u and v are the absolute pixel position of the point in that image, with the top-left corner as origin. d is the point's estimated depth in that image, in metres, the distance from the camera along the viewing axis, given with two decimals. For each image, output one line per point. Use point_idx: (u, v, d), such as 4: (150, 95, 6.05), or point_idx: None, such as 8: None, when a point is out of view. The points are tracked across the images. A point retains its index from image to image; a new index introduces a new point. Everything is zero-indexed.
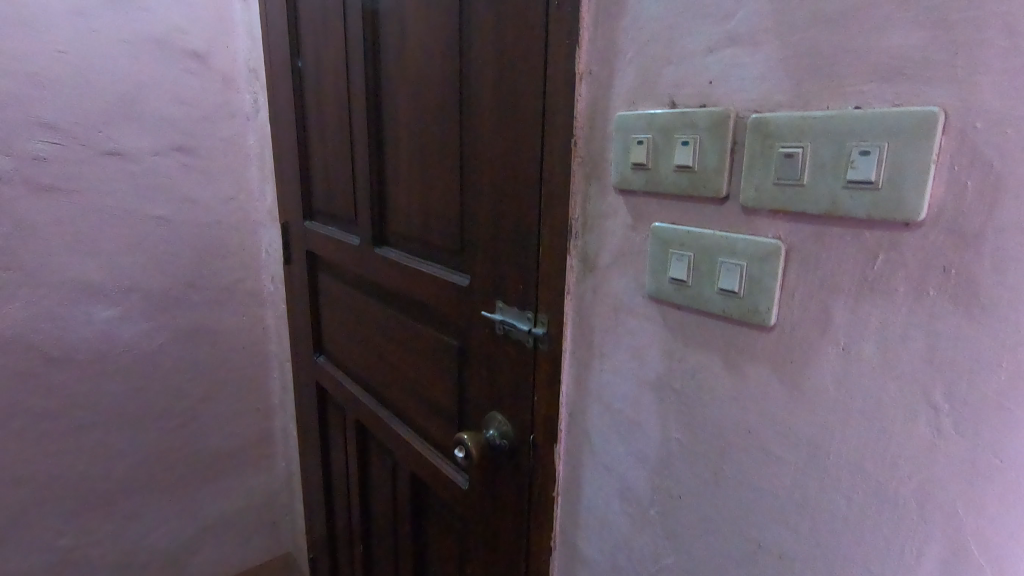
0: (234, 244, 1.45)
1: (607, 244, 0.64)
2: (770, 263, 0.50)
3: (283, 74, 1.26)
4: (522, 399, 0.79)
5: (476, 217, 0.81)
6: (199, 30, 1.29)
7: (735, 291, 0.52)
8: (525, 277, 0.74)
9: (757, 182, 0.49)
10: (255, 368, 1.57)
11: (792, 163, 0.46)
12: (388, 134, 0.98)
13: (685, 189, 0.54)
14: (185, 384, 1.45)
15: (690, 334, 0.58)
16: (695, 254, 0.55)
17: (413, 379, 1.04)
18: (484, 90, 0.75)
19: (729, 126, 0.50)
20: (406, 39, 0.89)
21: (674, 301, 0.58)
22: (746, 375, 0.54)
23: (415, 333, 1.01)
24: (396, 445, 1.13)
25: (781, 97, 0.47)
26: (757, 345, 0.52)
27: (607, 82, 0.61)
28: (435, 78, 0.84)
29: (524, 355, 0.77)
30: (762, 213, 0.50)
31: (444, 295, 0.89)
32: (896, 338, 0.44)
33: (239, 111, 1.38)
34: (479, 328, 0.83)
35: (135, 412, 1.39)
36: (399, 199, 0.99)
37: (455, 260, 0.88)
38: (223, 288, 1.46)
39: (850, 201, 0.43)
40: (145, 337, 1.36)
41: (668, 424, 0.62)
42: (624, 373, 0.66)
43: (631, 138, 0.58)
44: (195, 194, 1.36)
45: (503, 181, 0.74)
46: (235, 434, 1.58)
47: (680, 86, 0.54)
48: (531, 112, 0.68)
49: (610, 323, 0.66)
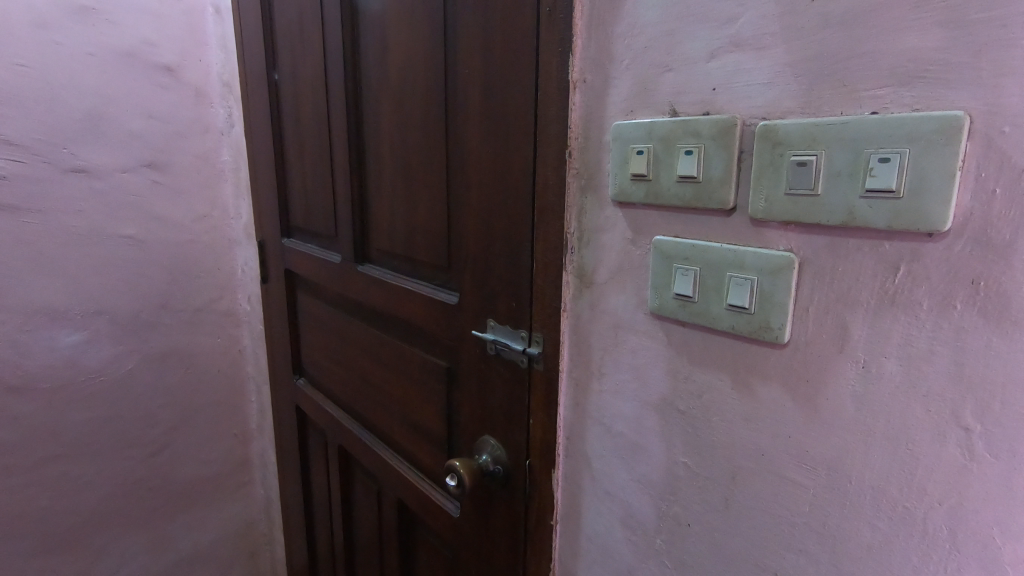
0: (208, 263, 1.39)
1: (605, 258, 0.61)
2: (783, 276, 0.47)
3: (259, 87, 1.23)
4: (516, 422, 0.75)
5: (463, 231, 0.77)
6: (170, 43, 1.24)
7: (746, 307, 0.49)
8: (517, 295, 0.70)
9: (767, 192, 0.47)
10: (230, 391, 1.51)
11: (805, 173, 0.44)
12: (370, 148, 0.95)
13: (689, 201, 0.52)
14: (157, 410, 1.38)
15: (696, 352, 0.55)
16: (700, 269, 0.52)
17: (398, 402, 1.00)
18: (470, 101, 0.72)
19: (735, 133, 0.48)
20: (388, 51, 0.86)
21: (679, 318, 0.55)
22: (758, 396, 0.51)
23: (400, 354, 0.97)
24: (381, 470, 1.08)
25: (789, 103, 0.45)
26: (769, 364, 0.50)
27: (602, 90, 0.58)
28: (418, 90, 0.81)
29: (517, 376, 0.73)
30: (771, 225, 0.48)
31: (431, 314, 0.86)
32: (920, 354, 0.41)
33: (212, 126, 1.34)
34: (469, 348, 0.80)
35: (103, 442, 1.32)
36: (382, 215, 0.95)
37: (442, 277, 0.84)
38: (197, 309, 1.40)
39: (869, 211, 0.41)
40: (114, 362, 1.29)
41: (673, 448, 0.59)
42: (626, 394, 0.62)
43: (630, 148, 0.56)
44: (166, 212, 1.30)
45: (492, 195, 0.71)
46: (210, 461, 1.51)
47: (681, 94, 0.52)
48: (522, 123, 0.65)
49: (609, 342, 0.63)
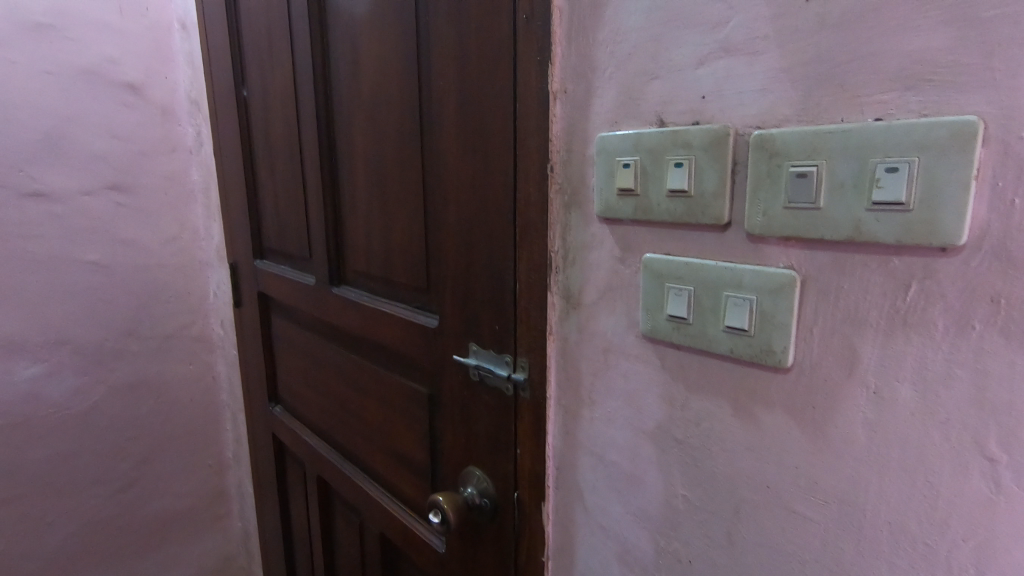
0: (178, 288, 1.33)
1: (593, 277, 0.58)
2: (784, 296, 0.44)
3: (227, 104, 1.18)
4: (502, 452, 0.71)
5: (441, 250, 0.73)
6: (134, 60, 1.19)
7: (745, 329, 0.46)
8: (501, 318, 0.67)
9: (764, 206, 0.43)
10: (203, 420, 1.44)
11: (805, 184, 0.41)
12: (343, 165, 0.91)
13: (680, 216, 0.49)
14: (124, 443, 1.31)
15: (692, 378, 0.52)
16: (694, 288, 0.49)
17: (378, 430, 0.95)
18: (446, 114, 0.68)
19: (729, 144, 0.45)
20: (360, 64, 0.82)
21: (674, 341, 0.51)
22: (761, 423, 0.47)
23: (379, 379, 0.92)
24: (362, 503, 1.02)
25: (786, 110, 0.42)
26: (773, 390, 0.46)
27: (585, 101, 0.55)
28: (392, 104, 0.77)
29: (503, 403, 0.69)
30: (770, 240, 0.44)
31: (410, 338, 0.81)
32: (936, 378, 0.38)
33: (180, 145, 1.29)
34: (452, 373, 0.76)
35: (66, 480, 1.24)
36: (357, 234, 0.91)
37: (422, 299, 0.80)
38: (166, 336, 1.34)
39: (876, 225, 0.38)
40: (77, 395, 1.22)
41: (671, 479, 0.55)
42: (618, 422, 0.59)
43: (616, 161, 0.53)
44: (132, 235, 1.24)
45: (472, 212, 0.67)
46: (184, 494, 1.44)
47: (669, 103, 0.49)
48: (501, 137, 0.62)
49: (599, 366, 0.59)
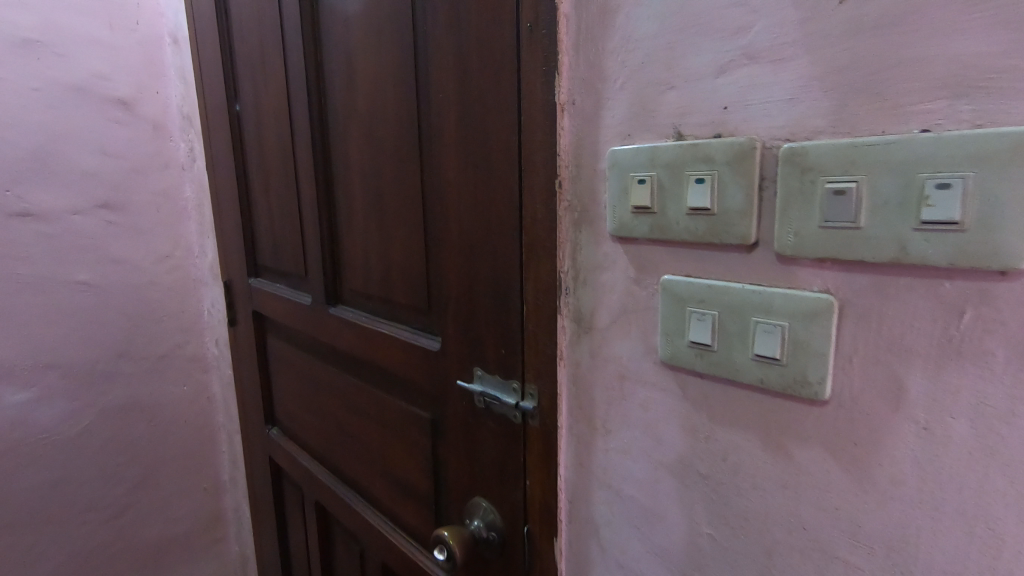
0: (171, 308, 1.29)
1: (605, 299, 0.54)
2: (820, 323, 0.40)
3: (220, 119, 1.15)
4: (510, 483, 0.67)
5: (443, 269, 0.70)
6: (125, 76, 1.16)
7: (776, 358, 0.42)
8: (507, 342, 0.63)
9: (796, 225, 0.40)
10: (199, 443, 1.39)
11: (843, 202, 0.37)
12: (339, 181, 0.88)
13: (702, 236, 0.45)
14: (117, 468, 1.26)
15: (717, 408, 0.48)
16: (719, 313, 0.45)
17: (378, 455, 0.91)
18: (446, 128, 0.65)
19: (755, 158, 0.42)
20: (355, 76, 0.79)
21: (696, 370, 0.48)
22: (795, 459, 0.44)
23: (378, 403, 0.88)
24: (363, 532, 0.98)
25: (818, 121, 0.39)
26: (808, 423, 0.43)
27: (595, 113, 0.52)
28: (389, 117, 0.74)
29: (510, 432, 0.65)
30: (802, 262, 0.41)
31: (411, 361, 0.78)
32: (997, 415, 0.35)
33: (173, 161, 1.25)
34: (455, 399, 0.72)
35: (56, 508, 1.19)
36: (354, 252, 0.88)
37: (423, 320, 0.76)
38: (159, 357, 1.29)
39: (925, 246, 0.35)
40: (68, 420, 1.18)
41: (695, 516, 0.51)
42: (635, 454, 0.55)
43: (630, 176, 0.49)
44: (124, 254, 1.21)
45: (475, 230, 0.64)
46: (179, 520, 1.39)
47: (686, 114, 0.46)
48: (505, 151, 0.58)
49: (614, 394, 0.56)
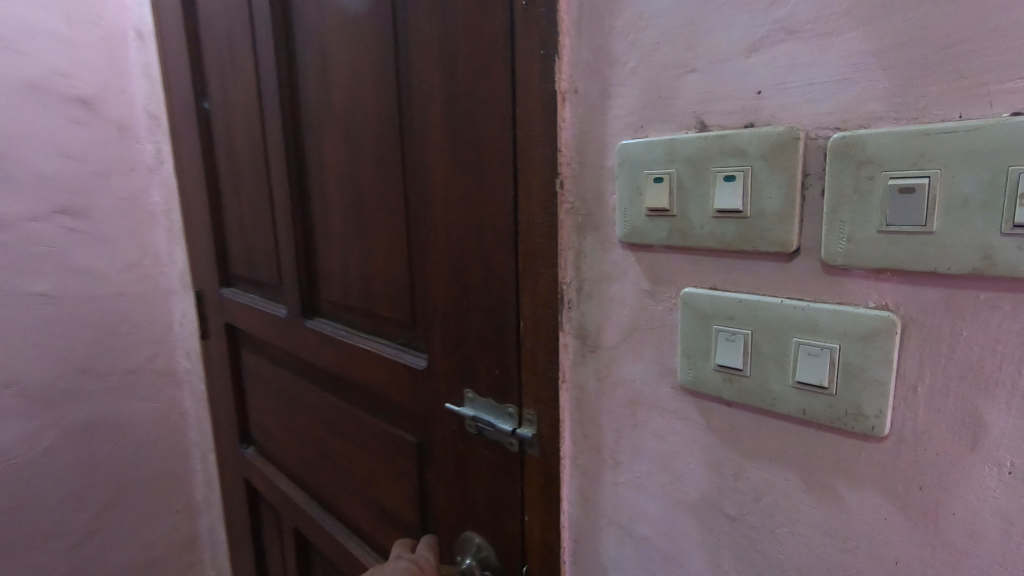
0: (139, 321, 1.20)
1: (613, 314, 0.48)
2: (877, 345, 0.34)
3: (187, 118, 1.07)
4: (507, 517, 0.60)
5: (429, 280, 0.62)
6: (85, 73, 1.07)
7: (822, 386, 0.36)
8: (502, 362, 0.56)
9: (849, 229, 0.34)
10: (171, 464, 1.30)
11: (910, 201, 0.31)
12: (314, 183, 0.80)
13: (731, 242, 0.39)
14: (80, 493, 1.16)
15: (747, 442, 0.41)
16: (752, 332, 0.39)
17: (360, 481, 0.83)
18: (431, 122, 0.58)
19: (796, 151, 0.35)
20: (329, 69, 0.72)
21: (724, 397, 0.41)
22: (844, 502, 0.37)
23: (360, 425, 0.80)
24: (344, 563, 0.90)
25: (876, 105, 0.32)
26: (861, 462, 0.36)
27: (601, 102, 0.45)
28: (367, 112, 0.67)
29: (506, 462, 0.58)
30: (854, 273, 0.35)
31: (395, 380, 0.70)
32: None
33: (139, 164, 1.16)
34: (444, 424, 0.65)
35: (12, 539, 1.09)
36: (331, 260, 0.80)
37: (408, 335, 0.69)
38: (126, 374, 1.20)
39: (1017, 254, 0.29)
40: (26, 443, 1.08)
41: (721, 563, 0.44)
42: (650, 490, 0.48)
43: (645, 174, 0.43)
44: (86, 263, 1.11)
45: (465, 236, 0.57)
46: (150, 547, 1.29)
47: (710, 101, 0.39)
48: (497, 148, 0.52)
49: (624, 422, 0.49)
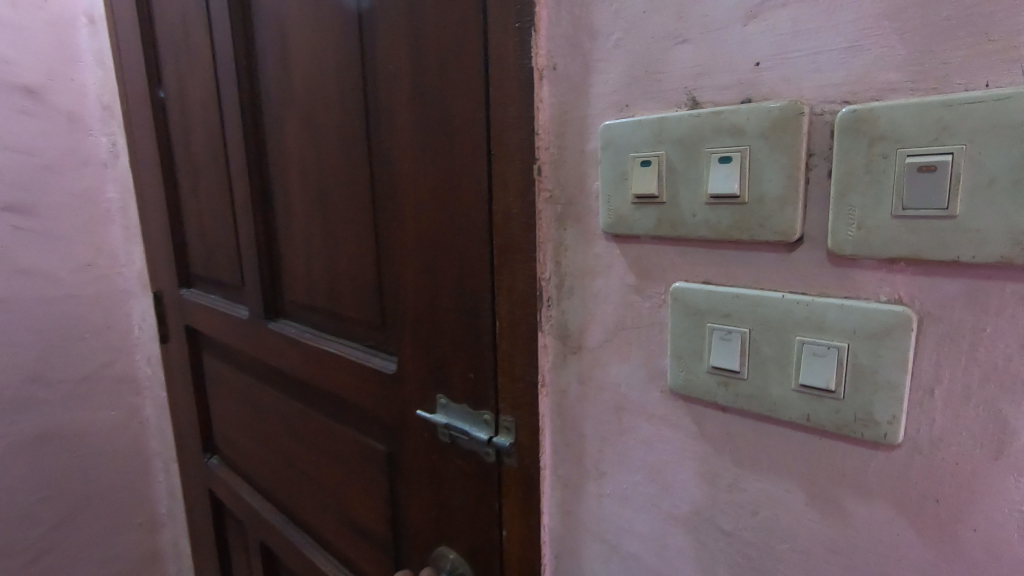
0: (94, 324, 1.12)
1: (596, 312, 0.44)
2: (890, 344, 0.31)
3: (142, 107, 1.00)
4: (483, 533, 0.55)
5: (398, 277, 0.58)
6: (31, 59, 0.99)
7: (829, 390, 0.33)
8: (478, 365, 0.52)
9: (859, 215, 0.30)
10: (130, 475, 1.22)
11: (930, 182, 0.28)
12: (275, 176, 0.75)
13: (727, 231, 0.35)
14: (30, 509, 1.08)
15: (744, 450, 0.38)
16: (750, 330, 0.35)
17: (328, 493, 0.78)
18: (398, 106, 0.53)
19: (800, 128, 0.32)
20: (290, 51, 0.67)
21: (718, 401, 0.38)
22: (852, 517, 0.34)
23: (327, 434, 0.75)
24: None
25: (891, 75, 0.29)
26: (870, 473, 0.33)
27: (583, 79, 0.41)
28: (330, 97, 0.62)
29: (482, 473, 0.54)
30: (864, 263, 0.31)
31: (364, 385, 0.65)
32: None
33: (92, 158, 1.08)
34: (415, 432, 0.60)
35: None
36: (295, 257, 0.75)
37: (377, 337, 0.64)
38: (79, 381, 1.12)
39: None
40: None
41: None
42: (638, 503, 0.44)
43: (631, 158, 0.39)
44: (34, 263, 1.03)
45: (436, 228, 0.52)
46: (108, 564, 1.21)
47: (704, 75, 0.35)
48: (470, 132, 0.47)
49: (609, 430, 0.45)
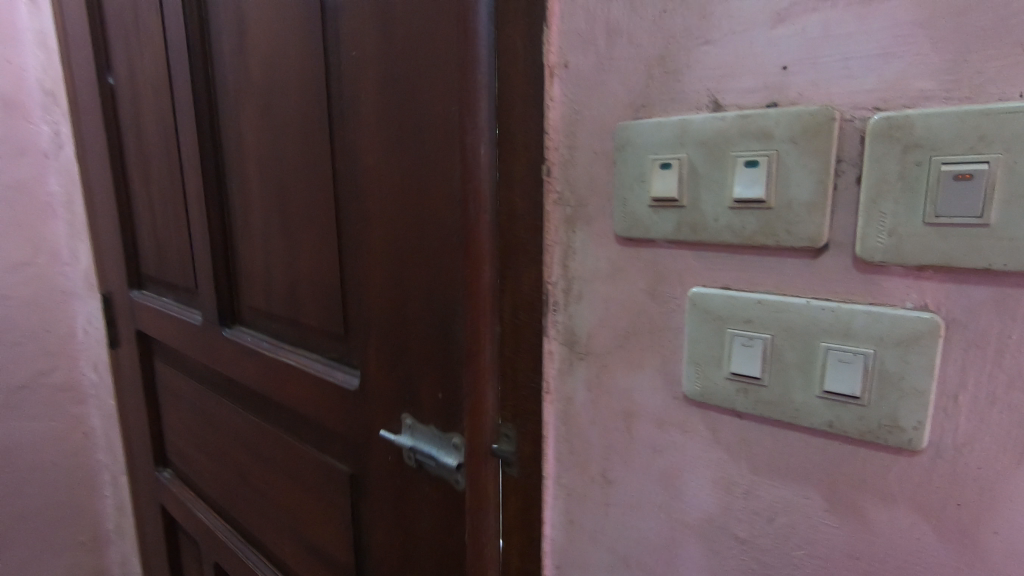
0: (32, 328, 1.03)
1: (604, 317, 0.43)
2: (920, 350, 0.31)
3: (89, 96, 0.92)
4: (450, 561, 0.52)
5: (363, 285, 0.55)
6: None
7: (855, 396, 0.33)
8: (449, 384, 0.49)
9: (892, 221, 0.30)
10: (74, 490, 1.13)
11: (967, 190, 0.28)
12: (232, 173, 0.71)
13: (751, 236, 0.35)
14: None
15: (761, 457, 0.38)
16: (773, 336, 0.35)
17: (289, 515, 0.74)
18: (366, 105, 0.50)
19: (830, 134, 0.31)
20: (247, 43, 0.63)
21: (737, 408, 0.37)
22: (872, 522, 0.34)
23: (287, 453, 0.71)
24: None
25: (924, 82, 0.29)
26: (892, 479, 0.33)
27: (595, 78, 0.40)
28: (291, 92, 0.58)
29: (450, 499, 0.51)
30: (893, 271, 0.31)
31: (322, 401, 0.62)
32: None
33: (31, 147, 0.99)
34: (379, 455, 0.58)
35: None
36: (252, 260, 0.70)
37: (339, 348, 0.61)
38: (17, 390, 1.03)
39: None
40: None
41: None
42: (646, 511, 0.43)
43: (650, 160, 0.38)
44: None
45: (406, 235, 0.50)
46: None
47: (728, 77, 0.35)
48: (442, 129, 0.45)
49: (616, 438, 0.44)
